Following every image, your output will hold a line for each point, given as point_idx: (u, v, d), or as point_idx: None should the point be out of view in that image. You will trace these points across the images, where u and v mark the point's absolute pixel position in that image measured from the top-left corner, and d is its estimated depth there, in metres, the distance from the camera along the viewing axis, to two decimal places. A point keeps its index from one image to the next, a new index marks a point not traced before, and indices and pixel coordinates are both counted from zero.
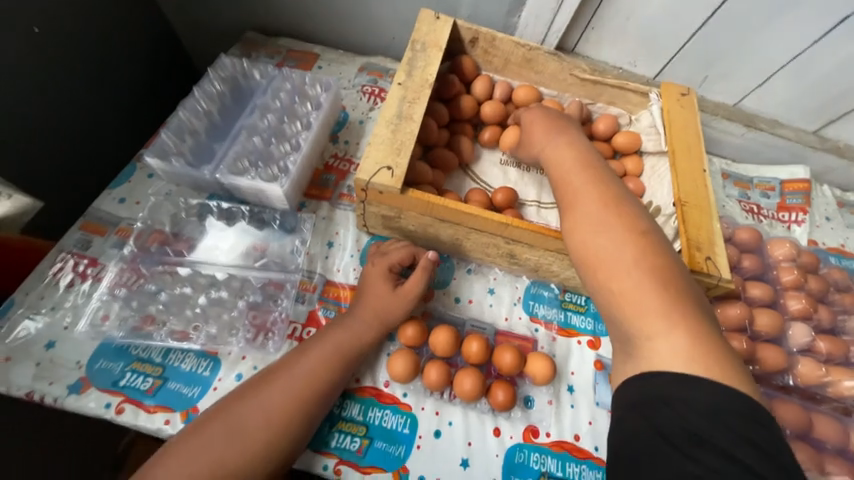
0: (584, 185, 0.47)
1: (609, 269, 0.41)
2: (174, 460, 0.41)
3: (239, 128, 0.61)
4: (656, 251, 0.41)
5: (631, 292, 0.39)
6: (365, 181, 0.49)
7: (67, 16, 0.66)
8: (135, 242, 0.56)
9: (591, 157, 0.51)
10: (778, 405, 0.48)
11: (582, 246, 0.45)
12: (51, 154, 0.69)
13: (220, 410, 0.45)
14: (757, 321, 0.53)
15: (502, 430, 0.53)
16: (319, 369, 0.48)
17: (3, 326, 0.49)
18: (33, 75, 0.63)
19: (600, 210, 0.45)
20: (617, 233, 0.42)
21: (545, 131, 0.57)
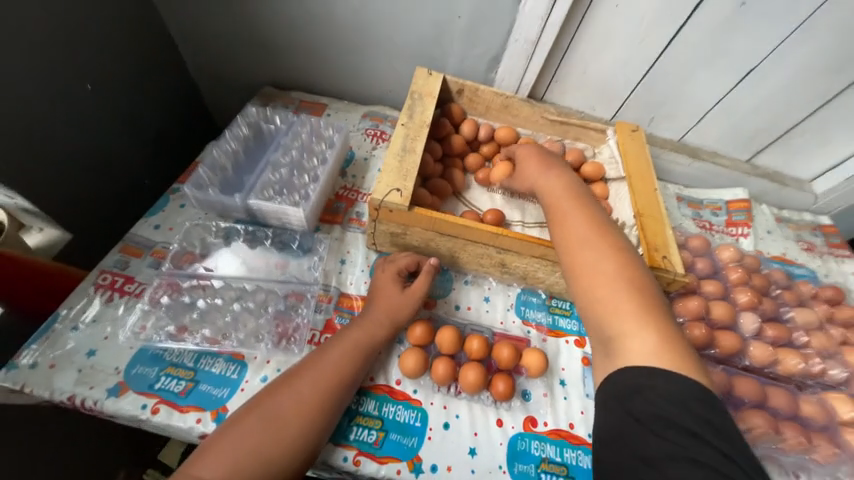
0: (571, 211, 0.57)
1: (593, 275, 0.50)
2: (213, 454, 0.44)
3: (266, 163, 0.71)
4: (630, 264, 0.50)
5: (609, 296, 0.48)
6: (378, 200, 0.59)
7: (114, 73, 0.77)
8: (170, 261, 0.63)
9: (577, 189, 0.62)
10: (738, 380, 0.56)
11: (571, 258, 0.53)
12: (87, 190, 0.77)
13: (254, 404, 0.49)
14: (713, 311, 0.63)
15: (504, 420, 0.59)
16: (341, 364, 0.54)
17: (48, 338, 0.54)
18: (83, 122, 0.73)
19: (585, 229, 0.55)
20: (601, 249, 0.52)
21: (541, 167, 0.68)
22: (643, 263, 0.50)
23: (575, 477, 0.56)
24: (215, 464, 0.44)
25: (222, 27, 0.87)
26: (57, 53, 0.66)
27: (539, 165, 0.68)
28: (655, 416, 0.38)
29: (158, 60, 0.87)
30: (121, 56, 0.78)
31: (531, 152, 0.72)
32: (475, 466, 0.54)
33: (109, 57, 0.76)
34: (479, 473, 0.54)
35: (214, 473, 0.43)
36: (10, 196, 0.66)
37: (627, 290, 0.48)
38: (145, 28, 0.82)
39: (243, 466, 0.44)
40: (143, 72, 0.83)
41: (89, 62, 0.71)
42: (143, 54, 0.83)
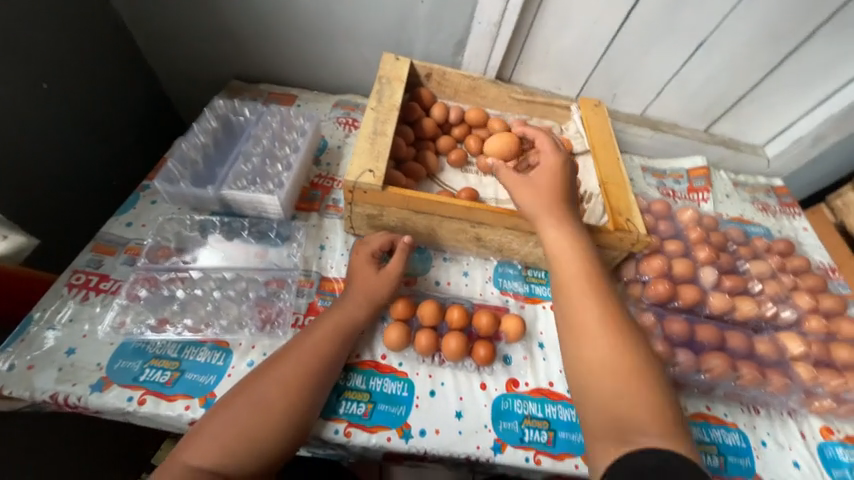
0: (581, 301, 0.53)
1: (598, 379, 0.48)
2: (202, 439, 0.46)
3: (237, 155, 0.71)
4: (638, 365, 0.48)
5: (630, 402, 0.46)
6: (352, 181, 0.60)
7: (70, 72, 0.75)
8: (146, 257, 0.63)
9: (591, 267, 0.56)
10: (699, 327, 0.61)
11: (577, 353, 0.51)
12: (52, 194, 0.75)
13: (238, 389, 0.50)
14: (674, 267, 0.68)
15: (487, 384, 0.62)
16: (325, 345, 0.55)
17: (24, 340, 0.53)
18: (41, 123, 0.71)
19: (602, 317, 0.52)
20: (618, 338, 0.50)
21: (555, 216, 0.60)
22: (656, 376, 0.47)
23: (557, 429, 0.59)
24: (203, 450, 0.45)
25: (181, 19, 0.85)
26: (7, 52, 0.64)
27: (548, 209, 0.61)
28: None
29: (112, 56, 0.84)
30: (76, 54, 0.76)
31: (545, 185, 0.63)
32: (462, 427, 0.57)
33: (64, 54, 0.73)
34: (465, 433, 0.57)
35: (204, 457, 0.45)
36: None
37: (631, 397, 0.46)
38: (99, 24, 0.79)
39: (231, 451, 0.46)
40: (100, 70, 0.81)
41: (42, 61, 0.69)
42: (98, 51, 0.80)
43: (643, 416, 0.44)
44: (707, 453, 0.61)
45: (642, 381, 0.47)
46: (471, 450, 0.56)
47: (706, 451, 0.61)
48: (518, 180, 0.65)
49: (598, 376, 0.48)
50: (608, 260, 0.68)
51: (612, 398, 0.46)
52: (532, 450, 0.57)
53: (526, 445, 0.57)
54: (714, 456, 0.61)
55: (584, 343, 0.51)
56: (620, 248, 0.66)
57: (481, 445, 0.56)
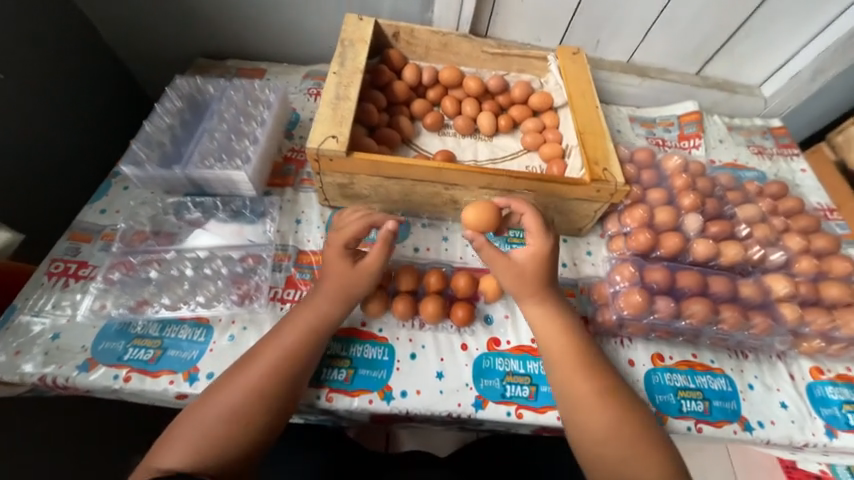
0: (571, 377, 0.53)
1: (603, 451, 0.49)
2: (177, 440, 0.45)
3: (202, 132, 0.69)
4: (636, 427, 0.50)
5: (640, 462, 0.49)
6: (315, 148, 0.59)
7: (28, 60, 0.73)
8: (121, 242, 0.63)
9: (572, 334, 0.56)
10: (680, 274, 0.60)
11: (577, 426, 0.52)
12: (29, 188, 0.75)
13: (213, 389, 0.49)
14: (657, 217, 0.66)
15: (468, 344, 0.62)
16: (300, 341, 0.53)
17: (9, 327, 0.55)
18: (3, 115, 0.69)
19: (595, 392, 0.52)
20: (611, 404, 0.52)
21: (533, 292, 0.58)
22: (652, 432, 0.50)
23: (539, 383, 0.60)
24: (177, 451, 0.44)
25: None
26: None
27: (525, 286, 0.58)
28: None
29: (72, 39, 0.81)
30: (32, 41, 0.73)
31: (529, 267, 0.58)
32: (443, 387, 0.58)
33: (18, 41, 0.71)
34: (447, 392, 0.58)
35: (176, 459, 0.44)
36: None
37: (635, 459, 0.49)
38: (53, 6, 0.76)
39: (204, 452, 0.44)
40: (61, 56, 0.78)
41: None
42: (56, 35, 0.77)
43: (651, 474, 0.47)
44: (692, 399, 0.61)
45: (643, 438, 0.50)
46: (453, 408, 0.57)
47: (691, 396, 0.61)
48: (500, 259, 0.58)
49: (602, 453, 0.49)
50: (589, 212, 0.66)
51: (618, 465, 0.48)
52: (514, 405, 0.58)
53: (507, 400, 0.58)
54: (699, 401, 0.61)
55: (581, 418, 0.51)
56: (600, 199, 0.64)
57: (462, 403, 0.57)
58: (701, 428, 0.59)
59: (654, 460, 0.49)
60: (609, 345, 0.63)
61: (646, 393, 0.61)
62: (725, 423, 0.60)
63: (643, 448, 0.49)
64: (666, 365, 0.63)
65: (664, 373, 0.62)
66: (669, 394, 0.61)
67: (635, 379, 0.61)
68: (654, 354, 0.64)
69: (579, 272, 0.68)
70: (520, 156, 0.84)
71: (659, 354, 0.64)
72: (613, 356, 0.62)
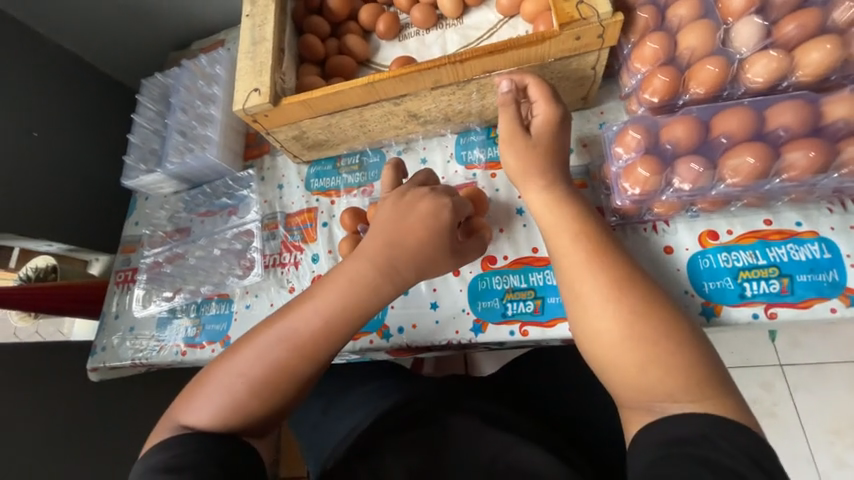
0: (582, 271, 0.44)
1: (623, 359, 0.40)
2: (198, 400, 0.43)
3: (170, 128, 0.72)
4: (672, 325, 0.40)
5: (669, 365, 0.38)
6: (243, 109, 0.56)
7: (51, 110, 0.80)
8: (151, 245, 0.73)
9: (582, 224, 0.46)
10: (718, 118, 0.43)
11: (591, 334, 0.42)
12: (104, 220, 0.89)
13: (221, 361, 0.45)
14: (683, 44, 0.45)
15: (461, 269, 0.57)
16: (321, 312, 0.45)
17: (103, 328, 0.70)
18: (54, 167, 0.81)
19: (608, 284, 0.42)
20: (638, 296, 0.41)
21: (539, 174, 0.49)
22: (691, 330, 0.40)
23: (545, 296, 0.53)
24: (199, 411, 0.43)
25: (80, 11, 0.82)
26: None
27: (526, 163, 0.49)
28: (694, 460, 0.33)
29: (74, 74, 0.86)
30: (47, 92, 0.80)
31: (539, 136, 0.49)
32: (439, 317, 0.56)
33: (34, 96, 0.78)
34: (443, 321, 0.55)
35: (196, 417, 0.42)
36: (51, 244, 0.82)
37: (676, 362, 0.38)
38: (41, 51, 0.81)
39: (228, 415, 0.42)
40: (72, 97, 0.85)
41: (22, 113, 0.76)
42: (59, 76, 0.82)
43: (669, 383, 0.38)
44: (761, 280, 0.46)
45: (671, 336, 0.39)
46: (451, 335, 0.55)
47: (760, 277, 0.46)
48: (515, 130, 0.50)
49: (612, 353, 0.40)
50: (584, 69, 0.51)
51: (632, 369, 0.39)
52: (517, 323, 0.53)
53: (510, 319, 0.53)
54: (774, 280, 0.46)
55: (586, 316, 0.42)
56: (589, 48, 0.48)
57: (460, 329, 0.54)
58: (776, 313, 0.45)
59: (681, 363, 0.38)
60: (635, 235, 0.50)
61: (691, 283, 0.48)
62: (817, 302, 0.44)
63: (669, 350, 0.39)
64: (721, 243, 0.48)
65: (717, 254, 0.48)
66: (726, 279, 0.47)
67: (674, 268, 0.49)
68: (702, 233, 0.49)
69: (591, 154, 0.55)
70: (499, 28, 0.66)
71: (711, 232, 0.49)
72: (642, 247, 0.50)
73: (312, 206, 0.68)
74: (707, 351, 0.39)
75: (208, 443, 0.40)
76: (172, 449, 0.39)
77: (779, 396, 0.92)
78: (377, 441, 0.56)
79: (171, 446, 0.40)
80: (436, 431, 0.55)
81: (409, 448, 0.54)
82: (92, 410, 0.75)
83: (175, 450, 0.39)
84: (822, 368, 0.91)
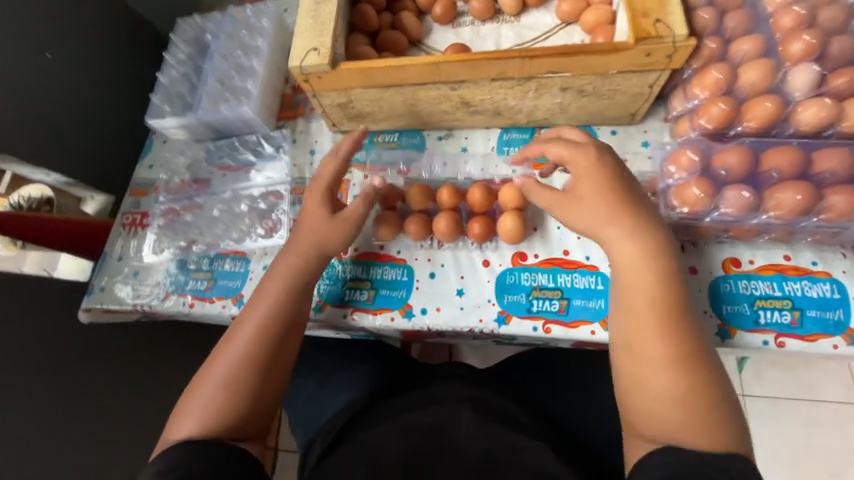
0: (650, 325, 0.43)
1: (662, 407, 0.40)
2: (186, 415, 0.47)
3: (207, 74, 0.69)
4: (713, 385, 0.41)
5: (705, 424, 0.39)
6: (298, 66, 0.54)
7: (69, 33, 0.75)
8: (167, 191, 0.70)
9: (660, 278, 0.44)
10: (767, 154, 0.45)
11: (639, 382, 0.42)
12: (106, 159, 0.83)
13: (202, 375, 0.49)
14: (743, 78, 0.48)
15: (490, 260, 0.58)
16: (271, 314, 0.51)
17: (105, 268, 0.67)
18: (64, 94, 0.75)
19: (671, 341, 0.42)
20: (692, 354, 0.42)
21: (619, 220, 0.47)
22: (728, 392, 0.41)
23: (571, 297, 0.54)
24: (187, 423, 0.46)
25: None
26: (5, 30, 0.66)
27: (605, 210, 0.47)
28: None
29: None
30: (66, 14, 0.75)
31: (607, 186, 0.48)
32: (464, 303, 0.56)
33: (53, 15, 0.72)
34: (468, 308, 0.56)
35: (186, 430, 0.46)
36: (50, 175, 0.76)
37: (710, 423, 0.39)
38: None
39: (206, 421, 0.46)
40: (93, 23, 0.79)
41: (38, 30, 0.71)
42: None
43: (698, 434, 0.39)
44: (774, 310, 0.49)
45: (711, 397, 0.40)
46: (474, 323, 0.55)
47: (774, 307, 0.49)
48: (556, 195, 0.51)
49: (656, 404, 0.41)
50: (642, 86, 0.53)
51: (669, 421, 0.40)
52: (541, 320, 0.54)
53: (534, 315, 0.54)
54: (786, 312, 0.49)
55: (640, 366, 0.42)
56: (654, 66, 0.50)
57: (484, 319, 0.55)
58: (784, 343, 0.48)
59: (713, 421, 0.39)
60: None
61: (710, 304, 0.50)
62: (822, 337, 0.48)
63: (715, 407, 0.40)
64: (742, 271, 0.51)
65: (738, 281, 0.51)
66: (743, 304, 0.50)
67: (696, 288, 0.51)
68: (726, 259, 0.51)
69: (631, 169, 0.57)
70: (556, 33, 0.67)
71: (734, 259, 0.51)
72: None
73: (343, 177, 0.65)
74: (734, 406, 0.41)
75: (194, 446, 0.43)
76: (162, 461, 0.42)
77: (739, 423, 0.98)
78: (371, 424, 0.57)
79: (162, 459, 0.43)
80: (446, 416, 0.55)
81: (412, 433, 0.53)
82: (77, 355, 0.70)
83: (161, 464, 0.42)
84: (781, 402, 0.98)
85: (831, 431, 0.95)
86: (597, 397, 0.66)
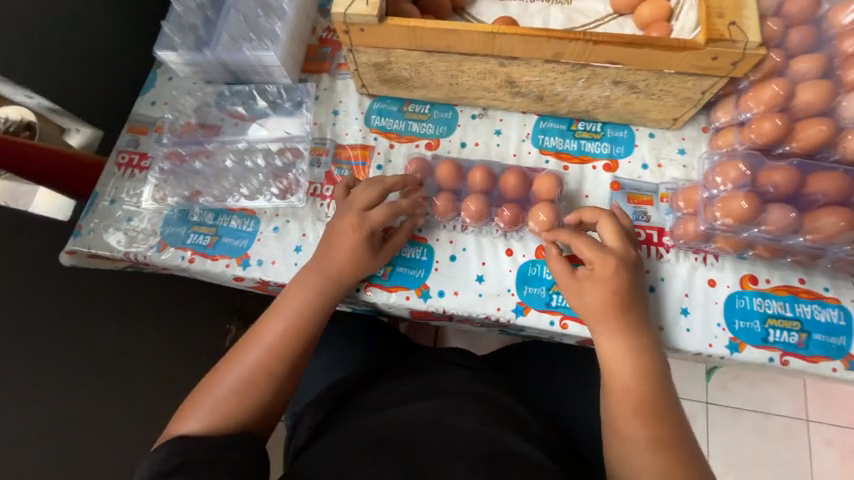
0: (640, 407, 0.46)
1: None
2: (192, 412, 0.46)
3: (229, 9, 0.63)
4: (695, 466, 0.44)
5: None
6: (342, 14, 0.51)
7: None
8: (171, 134, 0.64)
9: (654, 367, 0.47)
10: (813, 176, 0.48)
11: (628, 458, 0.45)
12: (104, 95, 0.74)
13: (215, 374, 0.49)
14: (799, 97, 0.49)
15: (514, 250, 0.56)
16: (292, 324, 0.50)
17: (98, 211, 0.61)
18: (59, 3, 0.65)
19: (663, 424, 0.45)
20: (676, 437, 0.45)
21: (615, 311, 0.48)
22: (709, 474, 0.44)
23: None
24: (191, 421, 0.46)
25: None
26: None
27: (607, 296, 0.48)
28: None
29: None
30: None
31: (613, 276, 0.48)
32: (483, 290, 0.55)
33: None
34: (486, 295, 0.55)
35: (191, 427, 0.45)
36: (32, 98, 0.66)
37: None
38: None
39: (214, 419, 0.46)
40: None
41: None
42: None
43: None
44: (784, 330, 0.50)
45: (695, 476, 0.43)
46: (491, 311, 0.55)
47: (784, 327, 0.50)
48: (565, 276, 0.51)
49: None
50: (694, 91, 0.52)
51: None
52: (559, 315, 0.54)
53: (552, 309, 0.54)
54: (794, 333, 0.50)
55: (631, 444, 0.45)
56: (714, 72, 0.49)
57: (502, 307, 0.54)
58: (788, 361, 0.49)
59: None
60: (686, 261, 0.53)
61: (724, 316, 0.51)
62: (823, 360, 0.49)
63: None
64: (758, 289, 0.51)
65: (753, 298, 0.51)
66: (755, 321, 0.51)
67: (713, 301, 0.51)
68: (745, 275, 0.52)
69: (664, 175, 0.56)
70: (607, 22, 0.64)
71: (753, 276, 0.52)
72: (687, 275, 0.52)
73: (368, 144, 0.62)
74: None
75: (198, 442, 0.43)
76: (166, 451, 0.42)
77: (700, 429, 1.04)
78: (370, 411, 0.56)
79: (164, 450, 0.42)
80: (449, 408, 0.54)
81: (417, 422, 0.52)
82: (60, 298, 0.64)
83: (164, 455, 0.42)
84: (739, 412, 1.05)
85: (781, 442, 1.03)
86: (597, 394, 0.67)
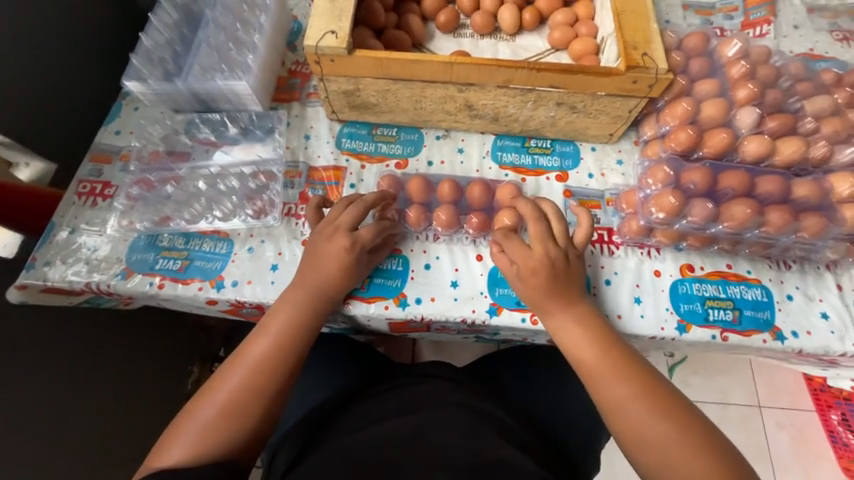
0: (622, 381, 0.48)
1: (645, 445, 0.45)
2: (177, 438, 0.45)
3: (200, 43, 0.65)
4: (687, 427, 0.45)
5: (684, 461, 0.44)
6: (314, 46, 0.56)
7: None
8: (139, 161, 0.64)
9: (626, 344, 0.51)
10: (724, 175, 0.58)
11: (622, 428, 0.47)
12: (63, 127, 0.73)
13: (198, 399, 0.48)
14: (704, 112, 0.59)
15: (484, 255, 0.60)
16: (273, 348, 0.49)
17: (59, 243, 0.59)
18: (20, 37, 0.65)
19: (648, 393, 0.47)
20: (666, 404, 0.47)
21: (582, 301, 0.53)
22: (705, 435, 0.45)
23: None
24: (175, 448, 0.44)
25: None
26: None
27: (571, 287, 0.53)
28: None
29: None
30: None
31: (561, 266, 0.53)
32: (458, 295, 0.58)
33: None
34: (461, 299, 0.58)
35: (175, 455, 0.44)
36: None
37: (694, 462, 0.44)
38: None
39: (200, 445, 0.44)
40: None
41: None
42: None
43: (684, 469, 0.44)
44: (720, 309, 0.57)
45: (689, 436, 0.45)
46: (467, 313, 0.57)
47: (720, 306, 0.57)
48: (509, 268, 0.55)
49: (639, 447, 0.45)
50: (623, 110, 0.61)
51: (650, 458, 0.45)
52: (529, 312, 0.57)
53: (523, 307, 0.58)
54: (728, 311, 0.57)
55: (621, 414, 0.47)
56: (636, 93, 0.58)
57: (477, 309, 0.58)
58: (727, 337, 0.56)
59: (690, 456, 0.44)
60: (633, 255, 0.59)
61: (670, 301, 0.57)
62: (755, 333, 0.56)
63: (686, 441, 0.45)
64: (695, 275, 0.59)
65: (692, 284, 0.58)
66: (696, 303, 0.57)
67: (659, 289, 0.58)
68: (683, 264, 0.59)
69: (607, 182, 0.64)
70: (546, 56, 0.74)
71: (689, 265, 0.59)
72: (635, 267, 0.59)
73: (340, 165, 0.65)
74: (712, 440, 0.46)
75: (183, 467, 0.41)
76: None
77: None
78: (367, 423, 0.56)
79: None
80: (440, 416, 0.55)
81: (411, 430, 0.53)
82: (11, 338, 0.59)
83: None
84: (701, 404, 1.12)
85: (740, 428, 1.10)
86: (571, 388, 0.71)
